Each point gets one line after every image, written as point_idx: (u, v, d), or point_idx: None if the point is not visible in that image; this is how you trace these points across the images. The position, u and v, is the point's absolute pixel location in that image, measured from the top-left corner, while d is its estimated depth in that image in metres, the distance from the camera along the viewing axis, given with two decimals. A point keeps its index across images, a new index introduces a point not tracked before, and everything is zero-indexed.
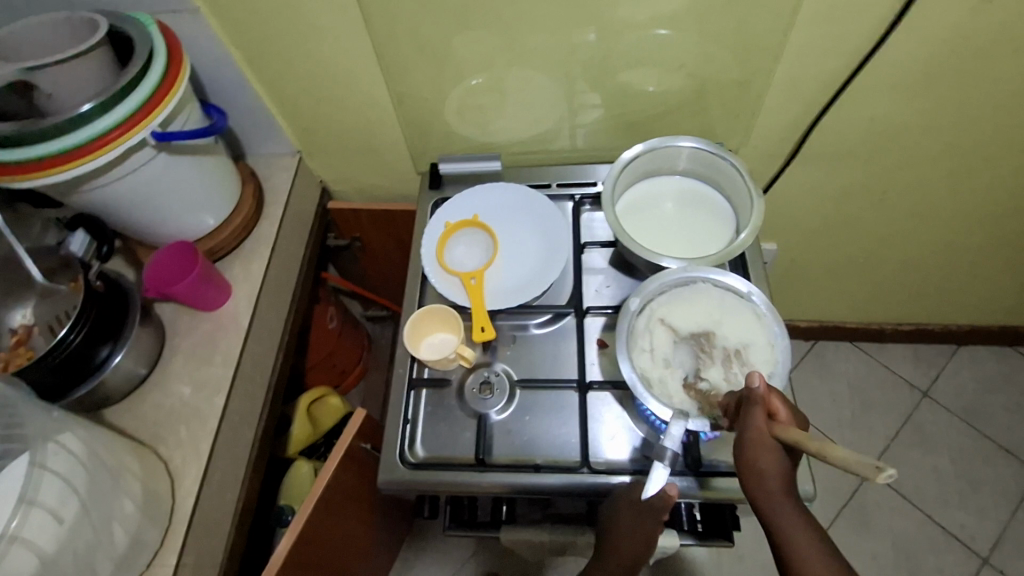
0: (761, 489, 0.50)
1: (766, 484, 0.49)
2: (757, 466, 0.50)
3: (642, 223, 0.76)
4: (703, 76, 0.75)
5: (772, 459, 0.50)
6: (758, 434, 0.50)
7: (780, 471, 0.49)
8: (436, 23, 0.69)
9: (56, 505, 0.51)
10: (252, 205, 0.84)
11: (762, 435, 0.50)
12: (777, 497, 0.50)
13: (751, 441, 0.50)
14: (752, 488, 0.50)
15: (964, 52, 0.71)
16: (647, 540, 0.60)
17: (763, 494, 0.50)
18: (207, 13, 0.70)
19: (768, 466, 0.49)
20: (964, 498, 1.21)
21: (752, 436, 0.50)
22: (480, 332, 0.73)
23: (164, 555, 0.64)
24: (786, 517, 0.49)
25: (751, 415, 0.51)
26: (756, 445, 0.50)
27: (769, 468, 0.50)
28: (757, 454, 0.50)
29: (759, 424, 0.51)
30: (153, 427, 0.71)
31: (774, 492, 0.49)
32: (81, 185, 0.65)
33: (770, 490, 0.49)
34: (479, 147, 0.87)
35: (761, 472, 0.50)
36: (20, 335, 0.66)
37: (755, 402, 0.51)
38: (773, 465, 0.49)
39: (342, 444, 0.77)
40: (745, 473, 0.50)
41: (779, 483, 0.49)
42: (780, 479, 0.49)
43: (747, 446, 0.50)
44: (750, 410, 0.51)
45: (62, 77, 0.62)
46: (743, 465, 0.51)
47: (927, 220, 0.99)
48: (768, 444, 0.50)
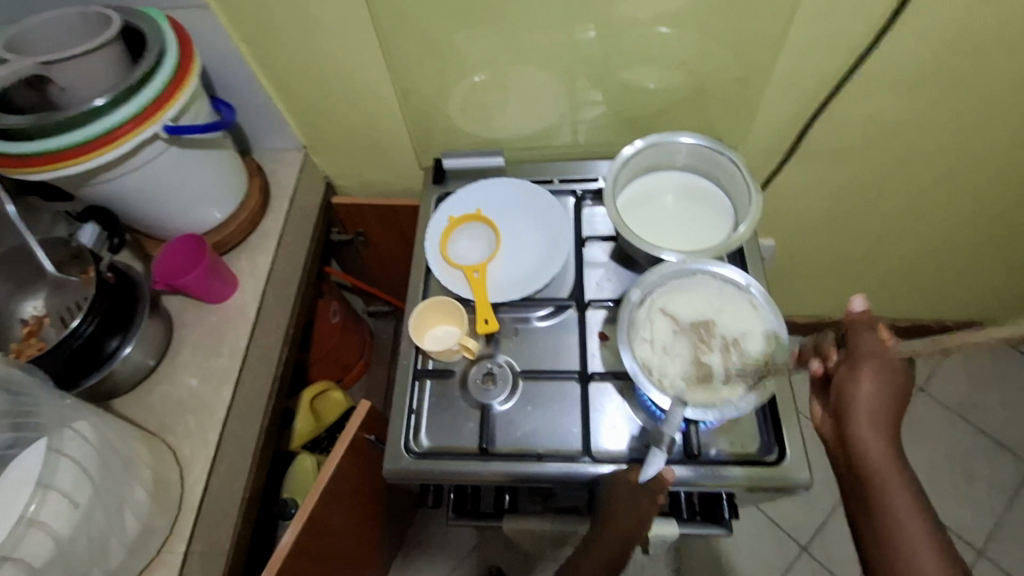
0: (863, 409, 0.56)
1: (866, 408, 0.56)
2: (868, 390, 0.56)
3: (643, 217, 0.77)
4: (703, 72, 0.76)
5: (877, 384, 0.56)
6: (863, 360, 0.57)
7: (880, 396, 0.56)
8: (441, 19, 0.70)
9: (71, 489, 0.52)
10: (258, 199, 0.85)
11: (868, 360, 0.57)
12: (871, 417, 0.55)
13: (862, 365, 0.57)
14: (857, 412, 0.56)
15: (959, 50, 0.72)
16: (638, 522, 0.61)
17: (861, 416, 0.56)
18: (215, 10, 0.71)
19: (869, 389, 0.56)
20: (960, 493, 1.23)
21: (855, 362, 0.57)
22: (484, 324, 0.74)
23: (173, 542, 0.65)
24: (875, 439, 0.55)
25: (859, 344, 0.58)
26: (863, 370, 0.57)
27: (872, 395, 0.56)
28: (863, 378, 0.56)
29: (868, 352, 0.57)
30: (161, 417, 0.72)
31: (867, 414, 0.55)
32: (94, 177, 0.66)
33: (868, 410, 0.55)
34: (482, 142, 0.89)
35: (864, 393, 0.56)
36: (32, 326, 0.68)
37: (864, 336, 0.58)
38: (872, 388, 0.56)
39: (347, 435, 0.78)
40: (846, 394, 0.57)
41: (879, 408, 0.55)
42: (880, 403, 0.56)
43: (853, 370, 0.57)
44: (859, 339, 0.58)
45: (75, 73, 0.63)
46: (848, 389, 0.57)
47: (924, 216, 1.00)
48: (876, 369, 0.56)
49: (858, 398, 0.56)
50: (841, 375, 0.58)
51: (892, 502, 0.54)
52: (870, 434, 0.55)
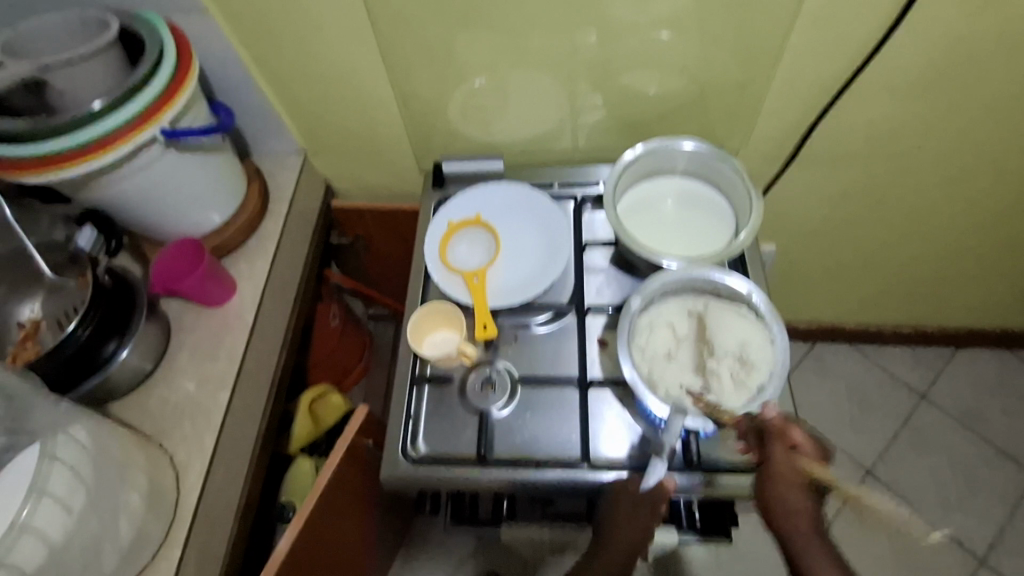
0: (792, 526, 0.55)
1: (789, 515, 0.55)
2: (787, 502, 0.56)
3: (643, 223, 0.77)
4: (705, 77, 0.76)
5: (798, 495, 0.56)
6: (783, 472, 0.56)
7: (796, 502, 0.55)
8: (440, 23, 0.70)
9: (65, 495, 0.52)
10: (258, 203, 0.85)
11: (784, 466, 0.56)
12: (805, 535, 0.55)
13: (781, 477, 0.56)
14: (785, 527, 0.56)
15: (961, 57, 0.72)
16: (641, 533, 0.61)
17: (782, 522, 0.56)
18: (215, 13, 0.71)
19: (791, 500, 0.56)
20: (962, 501, 1.22)
21: (774, 475, 0.56)
22: (483, 329, 0.74)
23: (168, 548, 0.64)
24: (809, 550, 0.55)
25: (777, 454, 0.57)
26: (788, 490, 0.56)
27: (799, 510, 0.55)
28: (781, 489, 0.56)
29: (782, 456, 0.57)
30: (158, 421, 0.72)
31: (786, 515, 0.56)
32: (93, 181, 0.66)
33: (797, 520, 0.55)
34: (482, 147, 0.88)
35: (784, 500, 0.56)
36: (28, 329, 0.67)
37: (778, 440, 0.58)
38: (794, 498, 0.56)
39: (344, 440, 0.77)
40: (768, 504, 0.57)
41: (805, 516, 0.55)
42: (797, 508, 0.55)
43: (778, 485, 0.56)
44: (773, 447, 0.57)
45: (73, 76, 0.63)
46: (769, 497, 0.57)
47: (926, 223, 1.00)
48: (799, 485, 0.56)
49: (788, 513, 0.56)
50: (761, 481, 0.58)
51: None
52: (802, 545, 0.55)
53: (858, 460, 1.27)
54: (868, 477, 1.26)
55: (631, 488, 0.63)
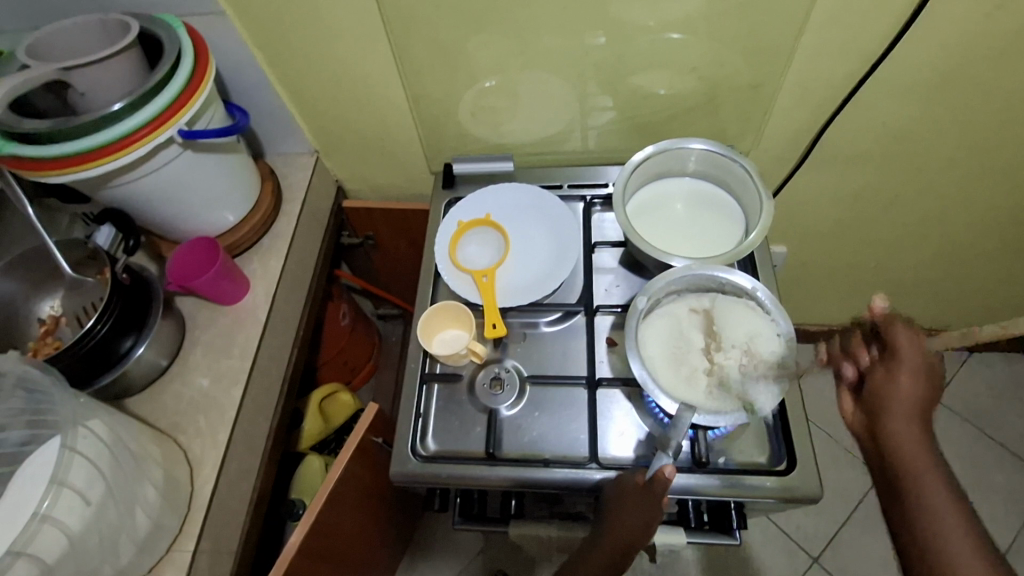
0: (900, 411, 0.51)
1: (900, 404, 0.51)
2: (900, 394, 0.51)
3: (653, 223, 0.77)
4: (715, 78, 0.76)
5: (915, 384, 0.51)
6: (898, 363, 0.52)
7: (916, 392, 0.51)
8: (451, 25, 0.70)
9: (84, 487, 0.53)
10: (271, 202, 0.86)
11: (906, 354, 0.52)
12: (908, 420, 0.51)
13: (898, 365, 0.52)
14: (890, 410, 0.51)
15: (975, 59, 0.71)
16: (645, 525, 0.59)
17: (893, 408, 0.51)
18: (231, 16, 0.72)
19: (906, 390, 0.51)
20: (977, 505, 1.20)
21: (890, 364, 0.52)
22: (492, 328, 0.74)
23: (182, 540, 0.66)
24: (909, 447, 0.50)
25: (899, 345, 0.52)
26: (898, 384, 0.52)
27: (909, 396, 0.51)
28: (896, 375, 0.52)
29: (904, 346, 0.52)
30: (172, 416, 0.73)
31: (899, 403, 0.51)
32: (112, 180, 0.67)
33: (904, 413, 0.51)
34: (493, 147, 0.89)
35: (899, 387, 0.51)
36: (48, 325, 0.71)
37: (897, 329, 0.53)
38: (910, 387, 0.51)
39: (355, 436, 0.78)
40: (876, 397, 0.52)
41: (913, 404, 0.51)
42: (911, 397, 0.51)
43: (894, 371, 0.52)
44: (895, 335, 0.53)
45: (94, 78, 0.64)
46: (878, 380, 0.53)
47: (939, 225, 0.99)
48: (915, 374, 0.51)
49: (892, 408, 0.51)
50: (872, 374, 0.54)
51: (930, 504, 0.48)
52: (906, 441, 0.50)
53: None
54: None
55: (641, 485, 0.61)
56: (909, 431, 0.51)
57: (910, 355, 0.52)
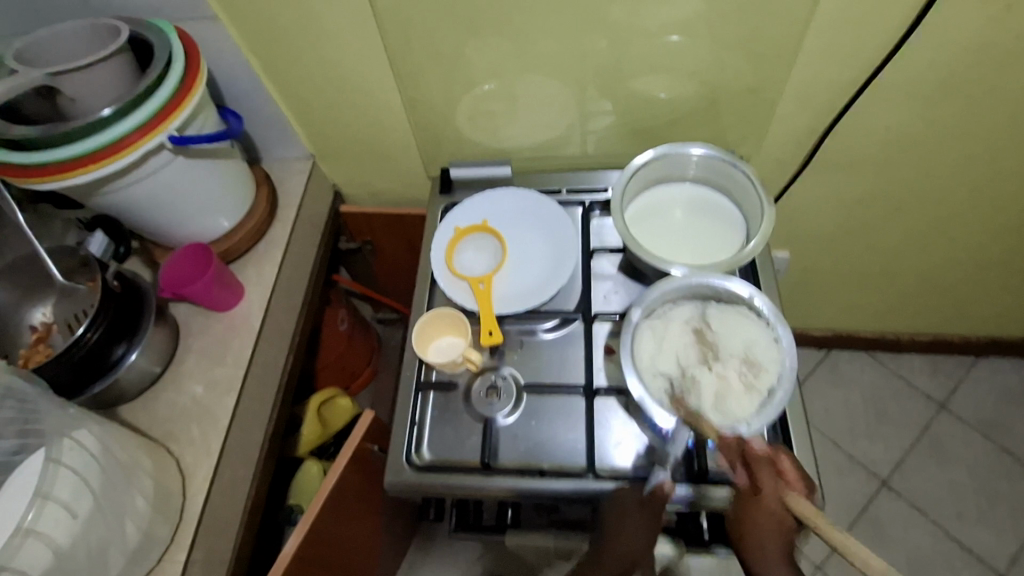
0: (757, 545, 0.52)
1: (758, 540, 0.52)
2: (765, 531, 0.52)
3: (652, 229, 0.76)
4: (715, 82, 0.75)
5: (765, 525, 0.53)
6: (766, 498, 0.53)
7: (765, 528, 0.52)
8: (447, 28, 0.69)
9: (70, 499, 0.52)
10: (267, 207, 0.85)
11: (765, 493, 0.53)
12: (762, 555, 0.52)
13: (759, 498, 0.53)
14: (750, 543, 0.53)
15: (980, 62, 0.70)
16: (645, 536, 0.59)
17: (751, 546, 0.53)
18: (225, 20, 0.71)
19: (764, 516, 0.53)
20: (982, 514, 1.18)
21: (757, 497, 0.53)
22: (488, 336, 0.73)
23: (173, 551, 0.65)
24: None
25: (765, 481, 0.54)
26: (767, 520, 0.53)
27: (764, 530, 0.52)
28: (754, 513, 0.53)
29: (766, 483, 0.54)
30: (165, 425, 0.72)
31: (763, 535, 0.52)
32: (102, 187, 0.67)
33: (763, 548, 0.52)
34: (490, 151, 0.88)
35: (754, 522, 0.53)
36: (40, 332, 0.70)
37: (766, 465, 0.55)
38: (766, 515, 0.53)
39: (349, 444, 0.77)
40: (742, 524, 0.54)
41: (775, 542, 0.52)
42: (768, 534, 0.52)
43: (754, 503, 0.54)
44: (761, 471, 0.54)
45: (84, 83, 0.64)
46: (744, 516, 0.54)
47: (945, 230, 0.97)
48: (769, 513, 0.53)
49: (761, 548, 0.52)
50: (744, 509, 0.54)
51: None
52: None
53: (873, 471, 1.24)
54: (883, 488, 1.23)
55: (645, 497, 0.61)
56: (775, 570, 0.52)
57: (782, 496, 0.52)
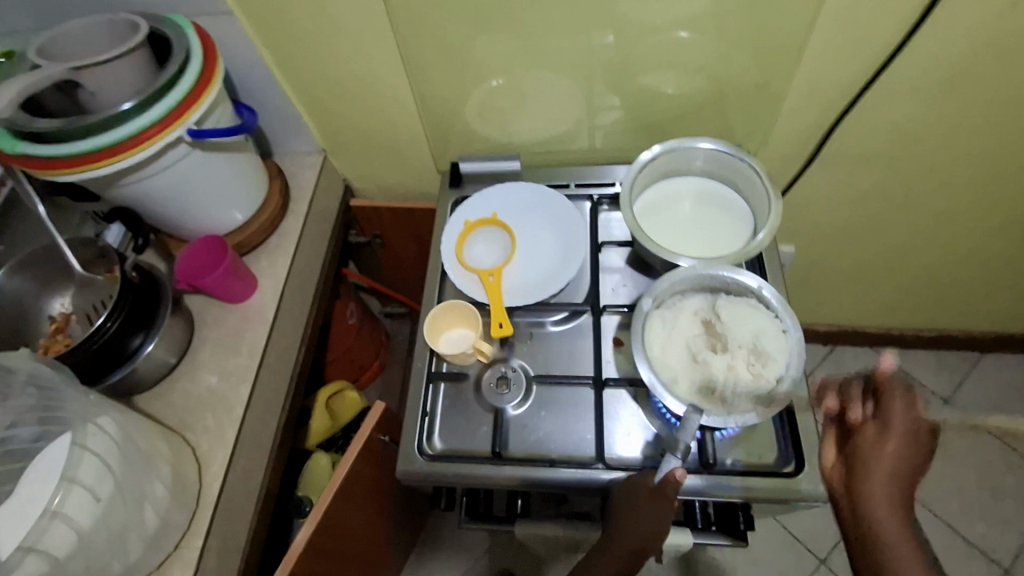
0: (881, 477, 0.52)
1: (884, 468, 0.52)
2: (890, 453, 0.52)
3: (660, 222, 0.76)
4: (723, 78, 0.76)
5: (896, 453, 0.52)
6: (896, 428, 0.53)
7: (897, 460, 0.52)
8: (458, 24, 0.70)
9: (93, 483, 0.54)
10: (279, 201, 0.86)
11: (897, 420, 0.53)
12: (886, 482, 0.52)
13: (891, 429, 0.53)
14: (872, 473, 0.52)
15: (986, 59, 0.70)
16: (659, 521, 0.60)
17: (873, 471, 0.52)
18: (240, 16, 0.73)
19: (893, 448, 0.52)
20: (987, 509, 1.19)
21: (885, 430, 0.53)
22: (498, 328, 0.74)
23: (190, 537, 0.66)
24: (890, 513, 0.51)
25: (894, 407, 0.53)
26: (898, 442, 0.53)
27: (891, 462, 0.52)
28: (885, 440, 0.53)
29: (897, 411, 0.53)
30: (181, 414, 0.74)
31: (886, 467, 0.52)
32: (121, 179, 0.68)
33: (886, 477, 0.52)
34: (499, 146, 0.89)
35: (882, 453, 0.53)
36: (59, 322, 0.72)
37: (897, 395, 0.54)
38: (896, 446, 0.52)
39: (361, 435, 0.78)
40: (863, 450, 0.54)
41: (897, 473, 0.52)
42: (899, 466, 0.52)
43: (883, 435, 0.53)
44: (891, 401, 0.54)
45: (104, 77, 0.65)
46: (867, 442, 0.54)
47: (952, 225, 0.98)
48: (900, 442, 0.52)
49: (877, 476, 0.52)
50: (860, 433, 0.55)
51: None
52: (881, 500, 0.51)
53: None
54: None
55: (648, 487, 0.61)
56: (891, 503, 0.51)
57: (912, 422, 0.53)
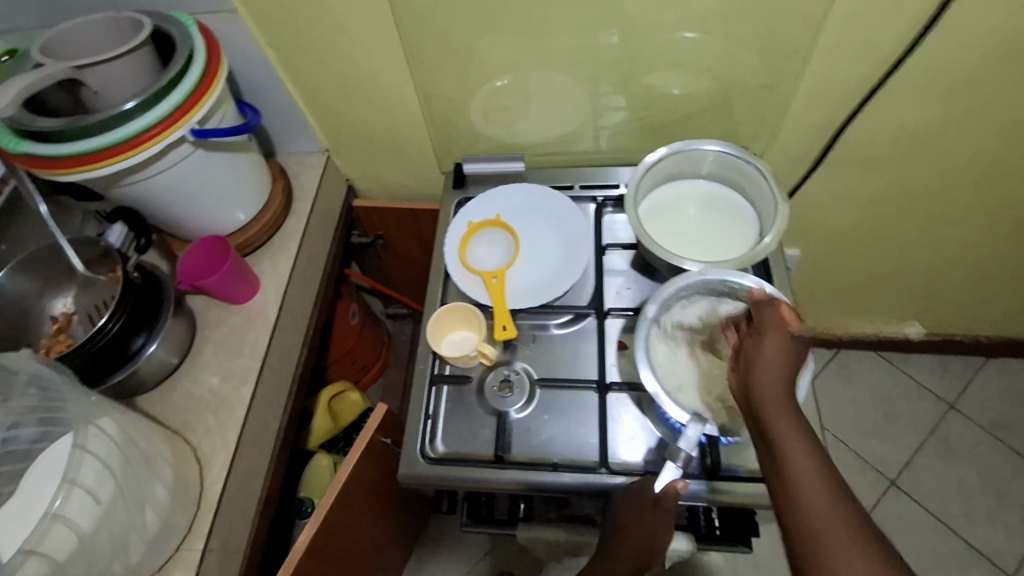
0: (766, 370, 0.52)
1: (767, 362, 0.52)
2: (770, 349, 0.53)
3: (665, 225, 0.76)
4: (730, 79, 0.75)
5: (775, 348, 0.53)
6: (768, 329, 0.55)
7: (779, 353, 0.53)
8: (463, 23, 0.70)
9: (94, 485, 0.53)
10: (282, 201, 0.86)
11: (771, 322, 0.55)
12: (770, 371, 0.52)
13: (766, 331, 0.55)
14: (756, 368, 0.53)
15: (998, 62, 0.70)
16: (649, 530, 0.61)
17: (755, 366, 0.53)
18: (243, 15, 0.72)
19: (770, 344, 0.54)
20: (992, 514, 1.18)
21: (761, 331, 0.55)
22: (502, 330, 0.74)
23: (192, 539, 0.66)
24: (775, 399, 0.50)
25: (767, 315, 0.56)
26: (775, 340, 0.54)
27: (774, 355, 0.53)
28: (762, 338, 0.54)
29: (771, 315, 0.56)
30: (182, 415, 0.73)
31: (767, 360, 0.53)
32: (123, 179, 0.67)
33: (769, 370, 0.52)
34: (504, 147, 0.88)
35: (763, 349, 0.53)
36: (61, 323, 0.71)
37: (768, 305, 0.57)
38: (772, 342, 0.54)
39: (363, 437, 0.78)
40: (748, 352, 0.54)
41: (780, 365, 0.52)
42: (779, 358, 0.53)
43: (761, 336, 0.55)
44: (764, 310, 0.57)
45: (106, 76, 0.64)
46: (750, 344, 0.55)
47: (959, 229, 0.97)
48: (776, 339, 0.54)
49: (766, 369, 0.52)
50: (746, 345, 0.55)
51: (793, 471, 0.46)
52: (770, 393, 0.51)
53: (882, 471, 1.24)
54: (892, 487, 1.22)
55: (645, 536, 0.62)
56: (777, 391, 0.51)
57: (783, 322, 0.55)
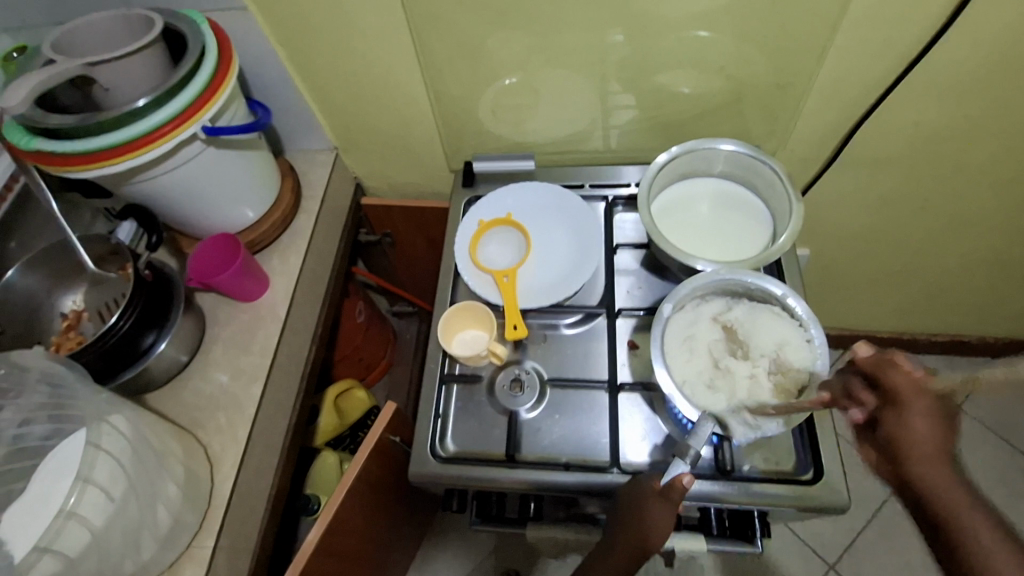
0: (925, 471, 0.42)
1: (920, 457, 0.42)
2: (916, 438, 0.42)
3: (679, 224, 0.75)
4: (742, 78, 0.74)
5: (927, 432, 0.42)
6: (907, 404, 0.43)
7: (933, 442, 0.42)
8: (475, 21, 0.69)
9: (107, 484, 0.53)
10: (291, 199, 0.86)
11: (905, 390, 0.43)
12: (931, 467, 0.42)
13: (905, 407, 0.43)
14: (911, 465, 0.42)
15: (1014, 61, 0.69)
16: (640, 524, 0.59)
17: (912, 465, 0.42)
18: (253, 12, 0.72)
19: (918, 432, 0.42)
20: None
21: (898, 409, 0.43)
22: (513, 329, 0.73)
23: (202, 537, 0.66)
24: (955, 507, 0.41)
25: (896, 382, 0.44)
26: (921, 422, 0.42)
27: (927, 446, 0.42)
28: (903, 423, 0.43)
29: (900, 380, 0.43)
30: (192, 412, 0.73)
31: (922, 454, 0.42)
32: (133, 176, 0.67)
33: (930, 469, 0.42)
34: (513, 146, 0.88)
35: (911, 441, 0.42)
36: (70, 320, 0.71)
37: (889, 366, 0.44)
38: (919, 429, 0.42)
39: (372, 436, 0.78)
40: (894, 443, 0.43)
41: (940, 455, 0.42)
42: (934, 447, 0.42)
43: (900, 417, 0.43)
44: (888, 375, 0.44)
45: (118, 73, 0.64)
46: (888, 431, 0.43)
47: (971, 229, 0.96)
48: (922, 419, 0.42)
49: (925, 472, 0.42)
50: (879, 422, 0.44)
51: None
52: (944, 502, 0.41)
53: None
54: None
55: (638, 552, 0.59)
56: (952, 496, 0.41)
57: (921, 387, 0.43)
